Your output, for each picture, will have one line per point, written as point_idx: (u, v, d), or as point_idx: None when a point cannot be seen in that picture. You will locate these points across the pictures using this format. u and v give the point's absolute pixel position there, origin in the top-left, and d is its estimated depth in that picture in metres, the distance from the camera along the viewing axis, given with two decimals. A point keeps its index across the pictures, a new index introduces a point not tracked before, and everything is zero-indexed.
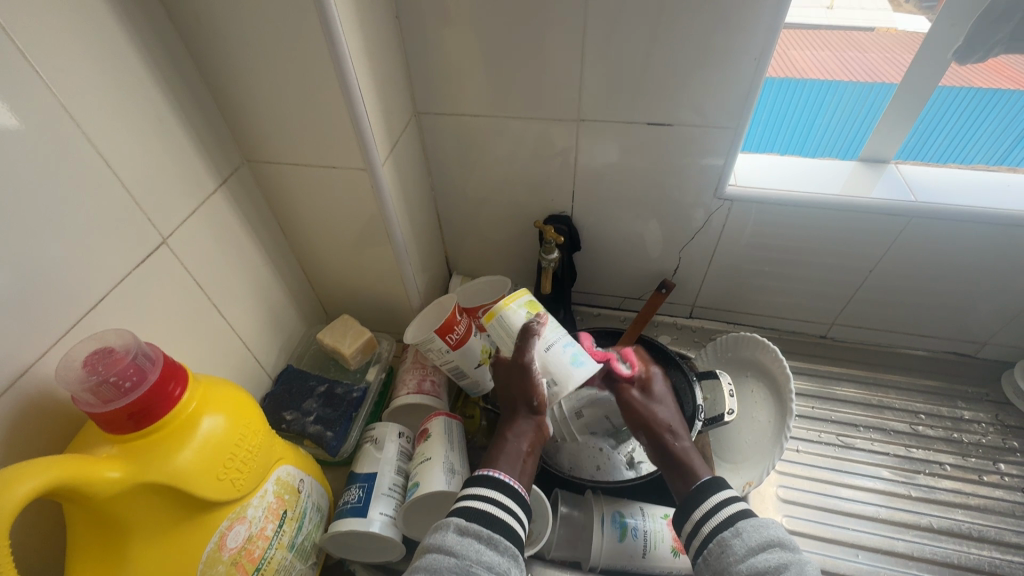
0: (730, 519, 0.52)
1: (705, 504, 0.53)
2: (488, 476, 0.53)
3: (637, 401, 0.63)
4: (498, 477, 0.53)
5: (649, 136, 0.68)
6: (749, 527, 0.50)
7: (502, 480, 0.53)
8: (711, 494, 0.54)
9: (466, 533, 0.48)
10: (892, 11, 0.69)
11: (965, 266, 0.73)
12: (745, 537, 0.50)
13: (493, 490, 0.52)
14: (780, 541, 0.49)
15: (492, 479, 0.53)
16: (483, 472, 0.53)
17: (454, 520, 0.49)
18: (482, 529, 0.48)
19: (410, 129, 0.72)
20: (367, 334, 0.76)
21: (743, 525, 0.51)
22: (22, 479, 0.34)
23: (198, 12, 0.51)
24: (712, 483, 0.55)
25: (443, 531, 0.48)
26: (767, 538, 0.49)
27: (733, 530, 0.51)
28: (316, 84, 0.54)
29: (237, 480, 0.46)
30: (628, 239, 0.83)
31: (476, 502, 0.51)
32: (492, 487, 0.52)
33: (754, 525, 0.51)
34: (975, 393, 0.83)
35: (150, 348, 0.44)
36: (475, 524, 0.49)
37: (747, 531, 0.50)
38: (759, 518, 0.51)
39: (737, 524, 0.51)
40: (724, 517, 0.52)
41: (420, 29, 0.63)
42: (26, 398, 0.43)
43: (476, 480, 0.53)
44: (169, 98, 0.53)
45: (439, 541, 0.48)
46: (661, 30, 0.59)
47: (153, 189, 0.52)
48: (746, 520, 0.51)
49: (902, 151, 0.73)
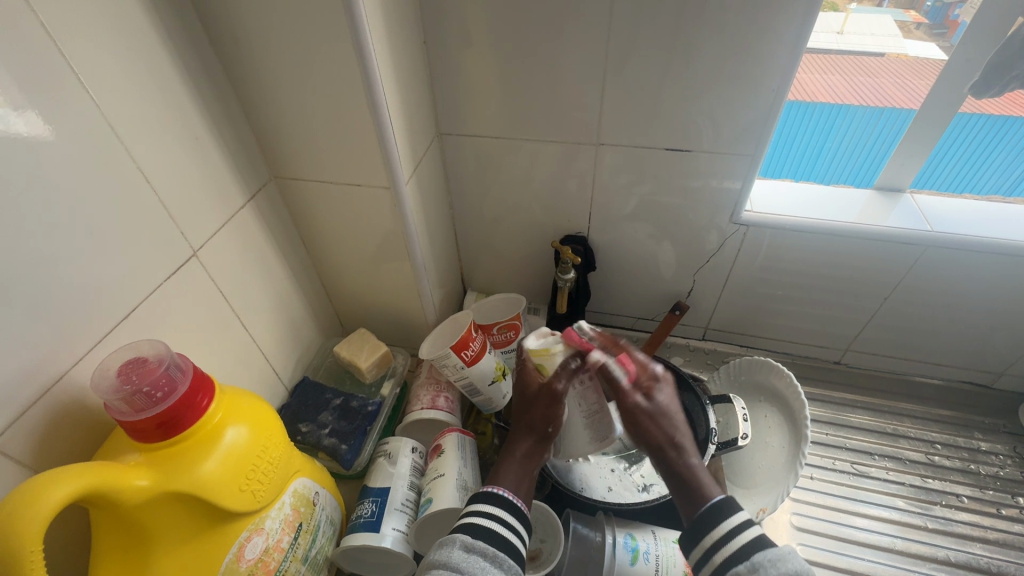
0: (744, 550, 0.49)
1: (716, 532, 0.51)
2: (495, 495, 0.54)
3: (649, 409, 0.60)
4: (503, 495, 0.54)
5: (667, 160, 0.70)
6: (766, 562, 0.47)
7: (502, 496, 0.54)
8: (726, 518, 0.51)
9: (471, 550, 0.48)
10: (900, 37, 0.67)
11: (982, 295, 0.73)
12: (761, 573, 0.46)
13: (499, 507, 0.53)
14: None
15: (500, 499, 0.53)
16: (489, 490, 0.54)
17: (460, 536, 0.50)
18: (488, 547, 0.49)
19: (432, 149, 0.73)
20: (383, 347, 0.77)
21: (760, 559, 0.47)
22: (56, 484, 0.35)
23: (237, 35, 0.53)
24: (725, 506, 0.52)
25: (448, 548, 0.48)
26: (785, 573, 0.46)
27: (748, 564, 0.48)
28: (345, 105, 0.56)
29: (257, 491, 0.47)
30: (643, 260, 0.83)
31: (481, 520, 0.51)
32: (494, 503, 0.53)
33: (769, 559, 0.47)
34: (991, 424, 0.82)
35: (181, 358, 0.45)
36: (481, 541, 0.49)
37: (763, 566, 0.47)
38: (776, 550, 0.48)
39: (753, 558, 0.48)
40: (736, 547, 0.49)
41: (445, 52, 0.66)
42: (59, 404, 0.44)
43: (483, 498, 0.54)
44: (205, 117, 0.55)
45: (445, 558, 0.48)
46: (678, 60, 0.61)
47: (186, 203, 0.54)
48: (763, 553, 0.48)
49: (917, 179, 0.74)
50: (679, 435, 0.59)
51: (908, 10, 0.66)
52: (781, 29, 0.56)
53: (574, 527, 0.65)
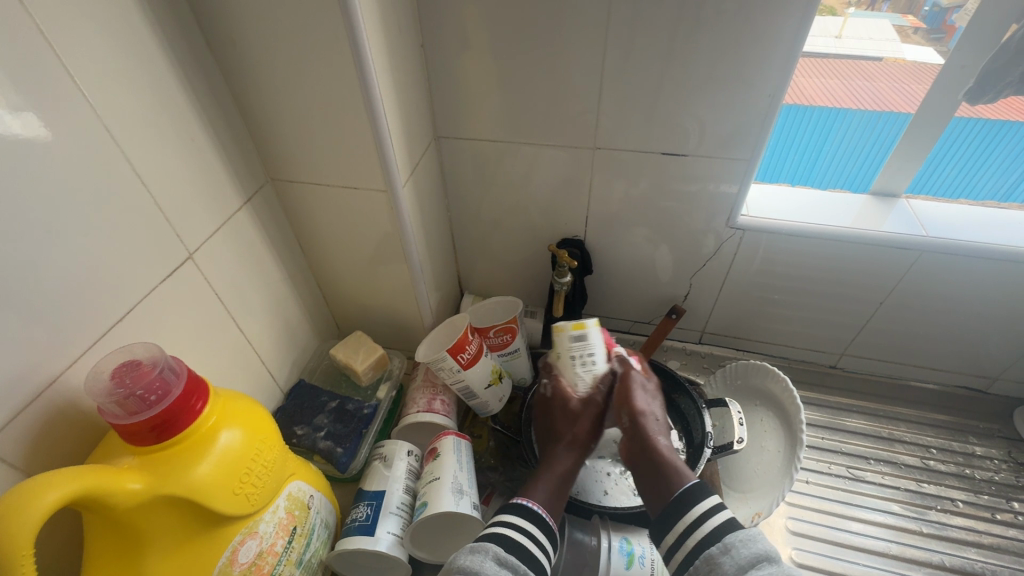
0: (717, 532, 0.50)
1: (688, 517, 0.52)
2: (524, 506, 0.56)
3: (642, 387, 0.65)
4: (531, 507, 0.56)
5: (664, 164, 0.70)
6: (737, 543, 0.49)
7: (530, 509, 0.55)
8: (697, 503, 0.53)
9: (503, 564, 0.49)
10: (898, 41, 0.68)
11: (976, 300, 0.73)
12: (734, 554, 0.48)
13: (530, 522, 0.54)
14: (769, 556, 0.47)
15: (528, 511, 0.55)
16: (518, 501, 0.56)
17: (493, 546, 0.50)
18: (518, 563, 0.50)
19: (430, 152, 0.74)
20: (380, 350, 0.77)
21: (731, 541, 0.49)
22: (50, 487, 0.35)
23: (235, 37, 0.53)
24: (698, 490, 0.54)
25: (481, 556, 0.49)
26: (756, 554, 0.47)
27: (720, 546, 0.49)
28: (342, 108, 0.56)
29: (251, 495, 0.47)
30: (639, 264, 0.83)
31: (513, 535, 0.52)
32: (524, 517, 0.55)
33: (741, 539, 0.49)
34: (986, 429, 0.82)
35: (175, 361, 0.45)
36: (512, 556, 0.50)
37: (734, 546, 0.48)
38: (748, 532, 0.50)
39: (724, 539, 0.49)
40: (709, 530, 0.51)
41: (443, 56, 0.66)
42: (53, 407, 0.44)
43: (513, 509, 0.55)
44: (202, 119, 0.55)
45: (478, 567, 0.48)
46: (675, 65, 0.61)
47: (182, 206, 0.54)
48: (734, 535, 0.49)
49: (912, 184, 0.74)
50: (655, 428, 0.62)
51: (905, 14, 0.67)
52: (777, 34, 0.56)
53: (569, 531, 0.65)
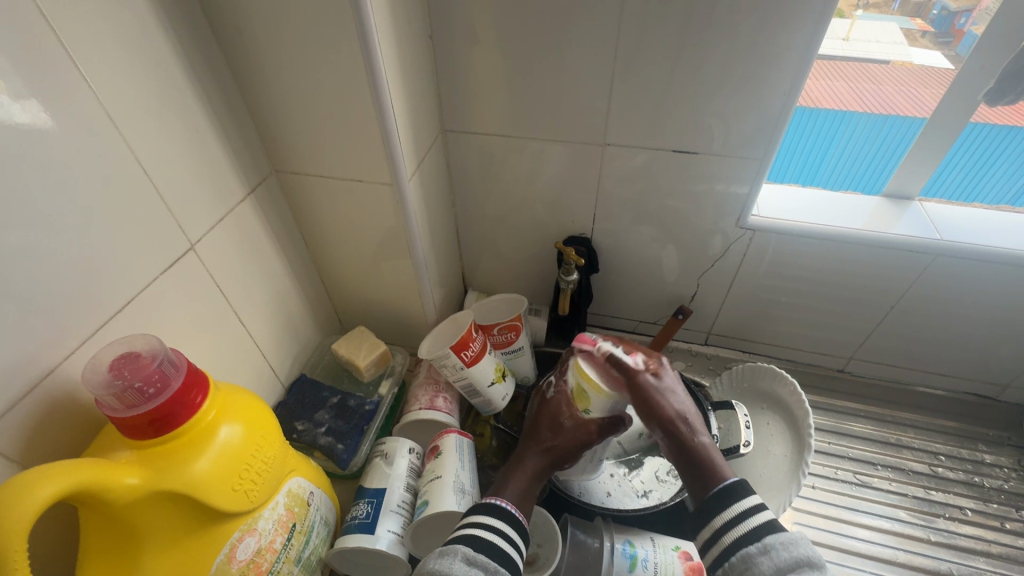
0: (757, 531, 0.49)
1: (729, 512, 0.50)
2: (495, 505, 0.54)
3: (658, 388, 0.58)
4: (506, 508, 0.54)
5: (674, 163, 0.69)
6: (777, 545, 0.47)
7: (505, 509, 0.54)
8: (739, 499, 0.51)
9: (472, 564, 0.48)
10: (906, 44, 0.67)
11: (988, 306, 0.72)
12: (772, 554, 0.47)
13: (501, 520, 0.53)
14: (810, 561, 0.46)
15: (501, 510, 0.54)
16: (490, 501, 0.55)
17: (462, 547, 0.50)
18: (489, 560, 0.49)
19: (436, 146, 0.72)
20: (382, 346, 0.76)
21: (772, 542, 0.48)
22: (45, 481, 0.34)
23: (240, 26, 0.52)
24: (738, 487, 0.52)
25: (450, 559, 0.48)
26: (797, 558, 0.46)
27: (760, 546, 0.48)
28: (350, 99, 0.55)
29: (250, 491, 0.46)
30: (646, 263, 0.82)
31: (482, 532, 0.51)
32: (496, 516, 0.53)
33: (781, 542, 0.47)
34: (996, 436, 0.81)
35: (175, 354, 0.44)
36: (481, 555, 0.49)
37: (774, 548, 0.47)
38: (789, 534, 0.48)
39: (764, 539, 0.48)
40: (748, 529, 0.49)
41: (451, 47, 0.65)
42: (48, 399, 0.43)
43: (483, 508, 0.54)
44: (207, 109, 0.54)
45: (446, 569, 0.47)
46: (688, 62, 0.60)
47: (184, 196, 0.53)
48: (775, 536, 0.48)
49: (926, 188, 0.73)
50: (688, 426, 0.57)
51: (914, 18, 0.67)
52: (792, 31, 0.55)
53: (572, 531, 0.63)
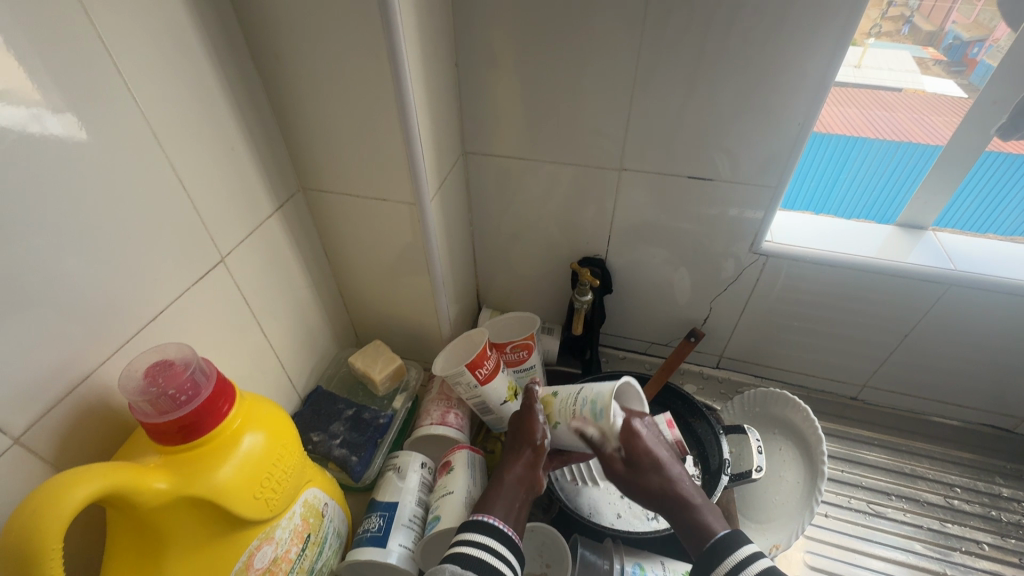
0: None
1: (728, 562, 0.53)
2: (483, 522, 0.55)
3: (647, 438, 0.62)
4: (493, 523, 0.55)
5: (688, 188, 0.70)
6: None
7: (493, 525, 0.55)
8: (734, 551, 0.54)
9: None
10: (918, 73, 0.67)
11: (1004, 338, 0.72)
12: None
13: (491, 537, 0.53)
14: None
15: (488, 526, 0.54)
16: (478, 519, 0.55)
17: (449, 565, 0.50)
18: None
19: (457, 167, 0.75)
20: (398, 360, 0.77)
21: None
22: (82, 482, 0.36)
23: (279, 52, 0.55)
24: (732, 540, 0.55)
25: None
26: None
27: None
28: (378, 121, 0.58)
29: (270, 500, 0.47)
30: (659, 286, 0.83)
31: (469, 548, 0.52)
32: (483, 532, 0.54)
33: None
34: (1013, 470, 0.80)
35: (206, 364, 0.45)
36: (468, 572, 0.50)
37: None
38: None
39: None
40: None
41: (475, 73, 0.67)
42: (81, 404, 0.45)
43: (472, 526, 0.55)
44: (242, 128, 0.57)
45: None
46: (704, 92, 0.62)
47: (217, 211, 0.55)
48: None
49: (940, 218, 0.74)
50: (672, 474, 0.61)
51: (926, 47, 0.66)
52: (807, 64, 0.57)
53: (581, 552, 0.63)
